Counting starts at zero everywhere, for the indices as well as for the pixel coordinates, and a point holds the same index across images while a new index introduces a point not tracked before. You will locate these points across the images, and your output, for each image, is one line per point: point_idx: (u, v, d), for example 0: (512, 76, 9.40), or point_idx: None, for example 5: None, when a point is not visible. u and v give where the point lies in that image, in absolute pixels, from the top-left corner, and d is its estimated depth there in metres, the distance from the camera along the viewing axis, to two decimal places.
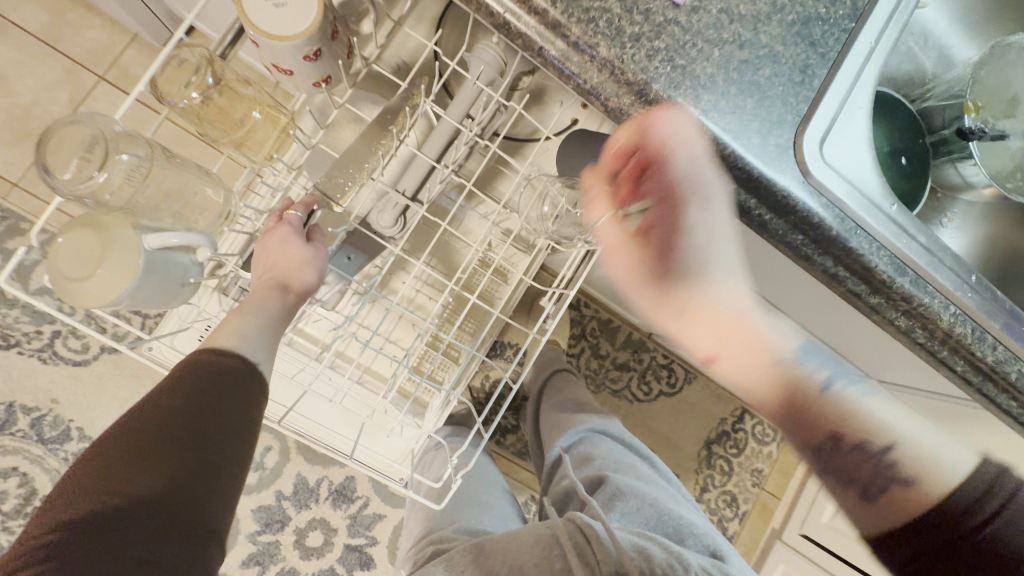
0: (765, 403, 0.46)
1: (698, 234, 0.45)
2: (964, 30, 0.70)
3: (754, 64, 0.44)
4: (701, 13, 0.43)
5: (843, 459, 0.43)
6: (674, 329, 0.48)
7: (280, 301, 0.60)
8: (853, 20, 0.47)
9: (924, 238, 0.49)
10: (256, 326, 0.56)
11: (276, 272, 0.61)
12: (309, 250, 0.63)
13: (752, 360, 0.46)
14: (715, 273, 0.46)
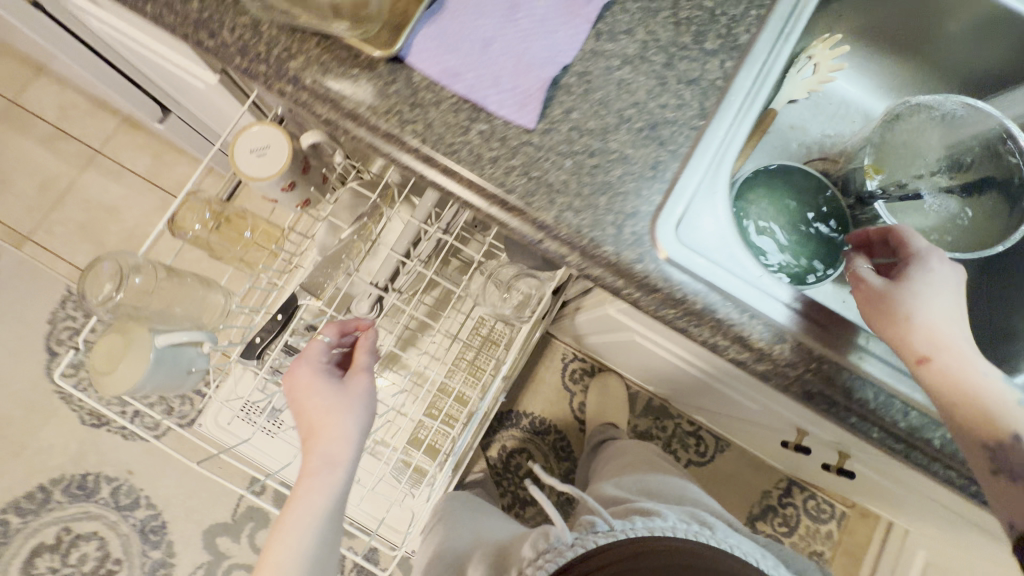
0: (966, 410, 0.43)
1: (949, 287, 0.47)
2: (882, 94, 0.73)
3: (605, 167, 0.52)
4: (553, 132, 0.52)
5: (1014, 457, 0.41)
6: (919, 326, 0.45)
7: (326, 480, 0.58)
8: (702, 118, 0.54)
9: (801, 306, 0.50)
10: (308, 527, 0.56)
11: (318, 439, 0.61)
12: (344, 402, 0.63)
13: (979, 374, 0.43)
14: (957, 306, 0.46)
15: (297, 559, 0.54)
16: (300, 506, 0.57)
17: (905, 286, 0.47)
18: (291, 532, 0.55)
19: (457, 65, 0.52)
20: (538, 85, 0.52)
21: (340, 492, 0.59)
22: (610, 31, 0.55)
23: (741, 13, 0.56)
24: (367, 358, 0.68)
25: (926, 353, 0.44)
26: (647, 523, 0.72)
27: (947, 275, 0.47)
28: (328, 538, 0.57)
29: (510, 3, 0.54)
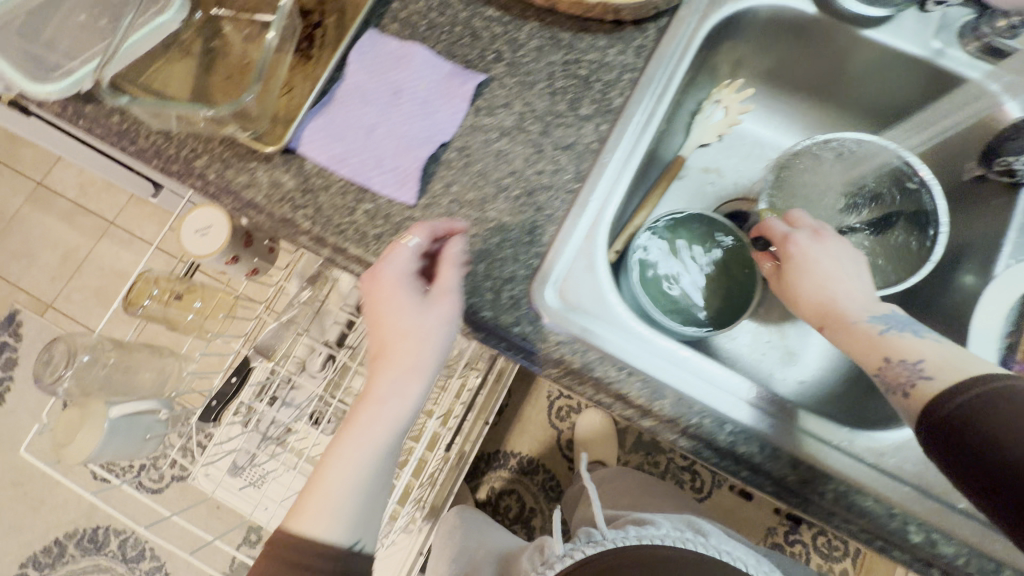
0: (855, 352, 0.48)
1: (822, 250, 0.53)
2: (795, 131, 0.74)
3: (483, 236, 0.55)
4: (434, 206, 0.55)
5: (894, 379, 0.44)
6: (796, 297, 0.53)
7: (386, 412, 0.48)
8: (578, 181, 0.56)
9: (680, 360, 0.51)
10: (349, 468, 0.48)
11: (399, 368, 0.49)
12: (425, 325, 0.49)
13: (849, 319, 0.49)
14: (831, 264, 0.52)
15: (352, 498, 0.48)
16: (347, 444, 0.48)
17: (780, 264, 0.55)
18: (330, 472, 0.48)
19: (343, 151, 0.56)
20: (418, 164, 0.56)
21: (400, 425, 0.49)
22: (489, 106, 0.58)
23: (615, 77, 0.59)
24: (458, 273, 0.50)
25: (809, 317, 0.52)
26: (639, 531, 0.72)
27: (820, 242, 0.54)
28: (374, 477, 0.48)
29: (393, 89, 0.58)
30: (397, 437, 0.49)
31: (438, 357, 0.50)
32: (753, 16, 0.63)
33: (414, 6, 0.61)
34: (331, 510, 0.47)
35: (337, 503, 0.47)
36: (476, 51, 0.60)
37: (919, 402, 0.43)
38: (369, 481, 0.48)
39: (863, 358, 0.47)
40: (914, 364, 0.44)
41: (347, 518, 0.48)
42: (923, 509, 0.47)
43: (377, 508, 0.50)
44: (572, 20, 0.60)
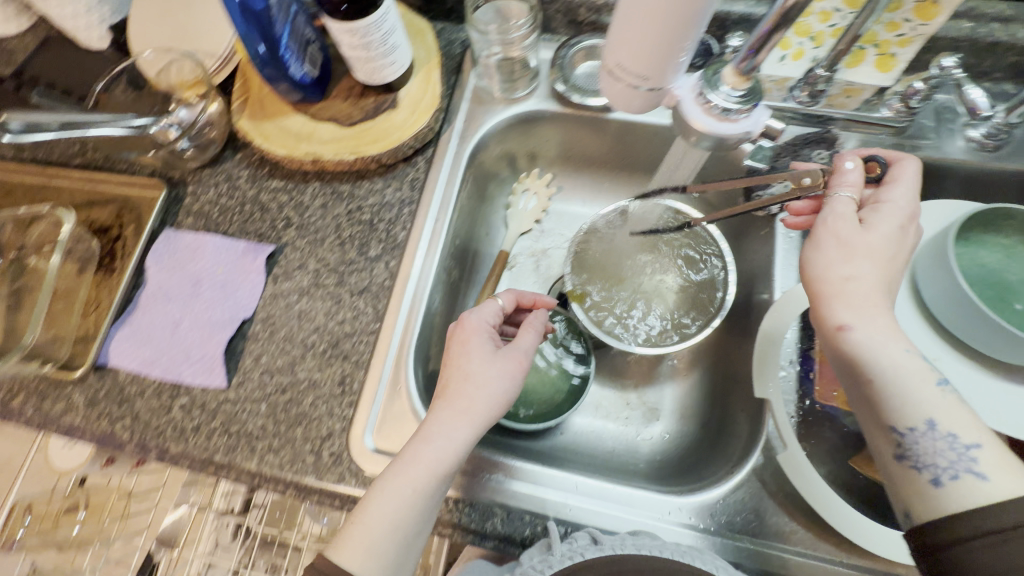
0: (896, 391, 0.39)
1: (882, 237, 0.43)
2: (601, 198, 0.78)
3: (297, 399, 0.56)
4: (246, 382, 0.57)
5: (923, 453, 0.37)
6: (829, 286, 0.43)
7: (432, 451, 0.45)
8: (378, 320, 0.59)
9: (501, 471, 0.53)
10: (395, 507, 0.43)
11: (452, 412, 0.46)
12: (485, 374, 0.48)
13: (899, 349, 0.40)
14: (887, 261, 0.43)
15: (392, 535, 0.43)
16: (391, 477, 0.44)
17: (822, 240, 0.44)
18: (372, 508, 0.43)
19: (152, 352, 0.59)
20: (222, 345, 0.58)
21: (448, 466, 0.45)
22: (286, 271, 0.62)
23: (395, 214, 0.63)
24: (531, 339, 0.53)
25: (843, 320, 0.41)
26: (637, 538, 0.47)
27: (882, 224, 0.44)
28: (421, 522, 0.44)
29: (193, 280, 0.62)
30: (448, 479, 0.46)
31: (506, 406, 0.49)
32: (510, 126, 0.70)
33: (204, 197, 0.66)
34: (376, 545, 0.42)
35: (383, 539, 0.43)
36: (267, 223, 0.64)
37: (946, 497, 0.36)
38: (418, 522, 0.44)
39: (889, 404, 0.39)
40: (953, 443, 0.37)
41: (390, 556, 0.43)
42: (761, 562, 0.47)
43: (419, 546, 0.45)
44: (348, 172, 0.65)
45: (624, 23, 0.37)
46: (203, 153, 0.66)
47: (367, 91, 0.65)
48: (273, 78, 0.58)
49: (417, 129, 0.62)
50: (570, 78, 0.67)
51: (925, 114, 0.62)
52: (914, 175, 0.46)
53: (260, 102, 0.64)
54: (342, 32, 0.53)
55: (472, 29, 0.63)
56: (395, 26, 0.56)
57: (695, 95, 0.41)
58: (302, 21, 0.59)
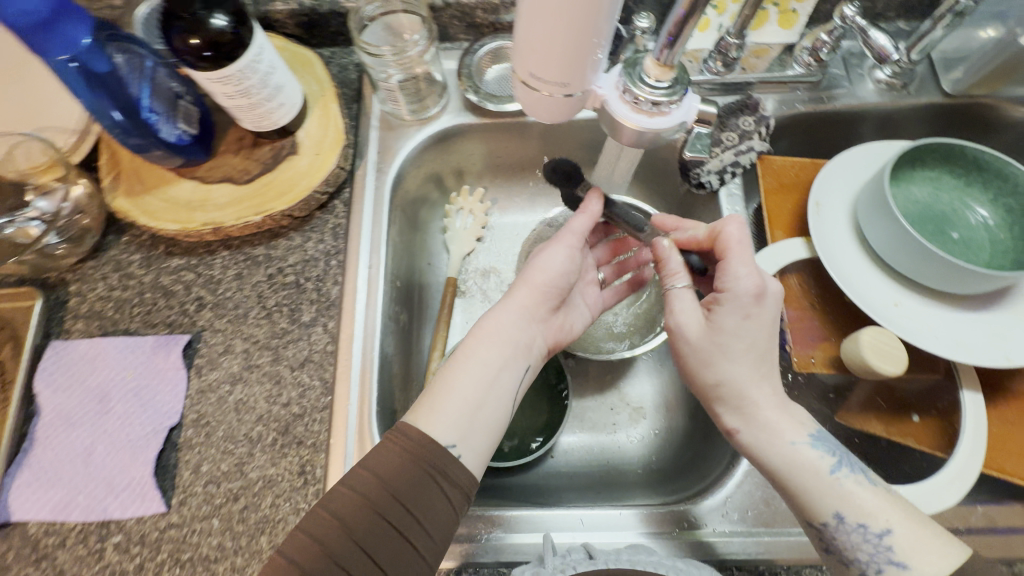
0: (798, 489, 0.42)
1: (726, 334, 0.45)
2: (539, 201, 0.74)
3: (255, 502, 0.49)
4: (190, 499, 0.49)
5: (843, 548, 0.40)
6: (705, 391, 0.47)
7: (499, 316, 0.50)
8: (328, 392, 0.53)
9: (506, 522, 0.49)
10: (460, 376, 0.46)
11: (511, 289, 0.52)
12: (537, 255, 0.54)
13: (786, 444, 0.43)
14: (744, 355, 0.45)
15: (459, 397, 0.45)
16: (457, 351, 0.48)
17: (678, 346, 0.48)
18: (442, 377, 0.46)
19: (65, 493, 0.49)
20: (151, 464, 0.50)
21: (512, 326, 0.50)
22: (209, 360, 0.54)
23: (322, 269, 0.57)
24: (583, 222, 0.55)
25: (732, 426, 0.45)
26: (633, 554, 0.44)
27: (723, 319, 0.45)
28: (483, 391, 0.46)
29: (99, 395, 0.52)
30: (512, 350, 0.49)
31: (559, 278, 0.52)
32: (427, 148, 0.64)
33: (93, 294, 0.56)
34: (445, 404, 0.44)
35: (450, 401, 0.45)
36: (175, 309, 0.56)
37: None
38: (481, 391, 0.46)
39: (801, 502, 0.42)
40: (865, 535, 0.39)
41: (456, 417, 0.44)
42: (787, 553, 0.46)
43: (487, 421, 0.46)
44: (259, 233, 0.58)
45: (529, 31, 0.34)
46: (79, 246, 0.57)
47: (259, 140, 0.57)
48: (142, 146, 0.50)
49: (326, 172, 0.56)
50: (481, 86, 0.63)
51: (834, 64, 0.63)
52: (738, 245, 0.47)
53: (136, 175, 0.56)
54: (212, 82, 0.46)
55: (361, 54, 0.54)
56: (273, 63, 0.49)
57: (619, 93, 0.37)
58: (163, 74, 0.50)
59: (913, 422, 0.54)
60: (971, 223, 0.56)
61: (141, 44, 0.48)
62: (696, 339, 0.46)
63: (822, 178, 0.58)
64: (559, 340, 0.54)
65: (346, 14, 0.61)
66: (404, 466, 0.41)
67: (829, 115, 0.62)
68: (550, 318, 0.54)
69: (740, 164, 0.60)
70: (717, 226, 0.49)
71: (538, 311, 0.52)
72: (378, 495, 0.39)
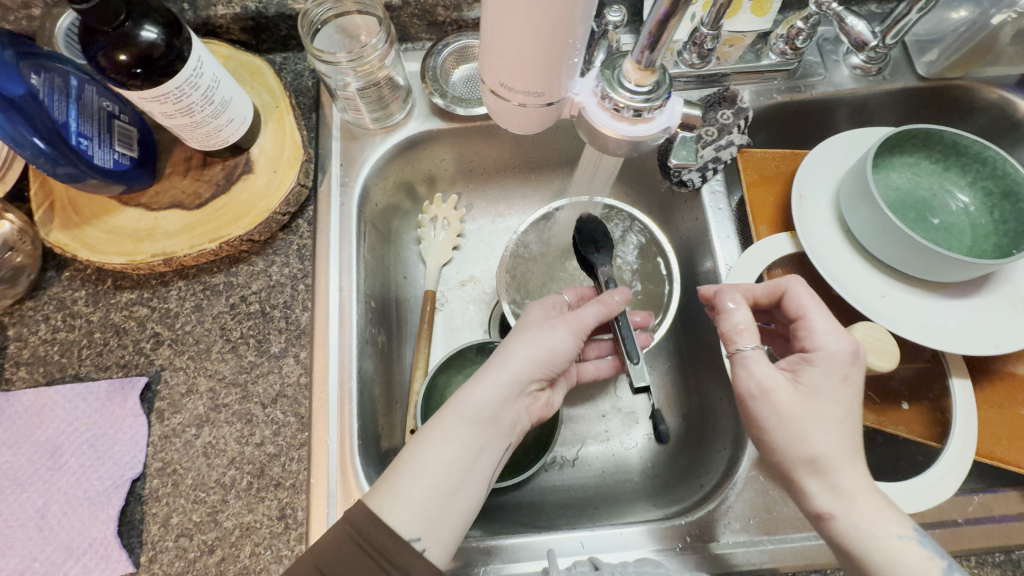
0: None
1: (822, 397, 0.41)
2: (516, 206, 0.72)
3: (233, 553, 0.45)
4: (160, 556, 0.45)
5: None
6: (793, 466, 0.41)
7: (482, 392, 0.44)
8: (305, 428, 0.49)
9: (510, 544, 0.47)
10: (435, 462, 0.40)
11: (499, 357, 0.46)
12: (535, 326, 0.48)
13: (891, 538, 0.38)
14: (840, 424, 0.40)
15: (429, 487, 0.39)
16: (429, 428, 0.42)
17: (761, 412, 0.42)
18: (414, 452, 0.41)
19: (17, 561, 0.44)
20: (114, 521, 0.46)
21: (496, 411, 0.43)
22: (172, 403, 0.50)
23: (289, 295, 0.53)
24: (596, 311, 0.48)
25: (826, 509, 0.40)
26: (639, 564, 0.43)
27: (816, 383, 0.41)
28: (457, 477, 0.40)
29: (49, 449, 0.48)
30: (491, 431, 0.43)
31: (554, 360, 0.47)
32: (393, 157, 0.61)
33: (35, 338, 0.51)
34: (411, 493, 0.39)
35: (416, 484, 0.39)
36: (129, 349, 0.51)
37: None
38: (457, 477, 0.40)
39: None
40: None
41: (424, 504, 0.39)
42: (790, 560, 0.46)
43: (459, 513, 0.40)
44: (217, 260, 0.54)
45: (495, 36, 0.31)
46: (13, 286, 0.51)
47: (209, 159, 0.53)
48: (74, 175, 0.45)
49: (285, 191, 0.52)
50: (447, 89, 0.60)
51: (809, 51, 0.61)
52: (813, 304, 0.45)
53: (73, 205, 0.51)
54: (147, 101, 0.41)
55: (315, 62, 0.50)
56: (217, 76, 0.45)
57: (597, 99, 0.35)
58: (92, 92, 0.46)
59: (902, 409, 0.53)
60: (951, 209, 0.56)
61: (64, 62, 0.44)
62: (789, 407, 0.41)
63: (804, 170, 0.57)
64: (541, 416, 0.49)
65: (295, 17, 0.56)
66: (350, 555, 0.37)
67: (806, 104, 0.61)
68: (536, 394, 0.48)
69: (721, 161, 0.58)
70: (780, 283, 0.47)
71: (526, 384, 0.46)
72: None
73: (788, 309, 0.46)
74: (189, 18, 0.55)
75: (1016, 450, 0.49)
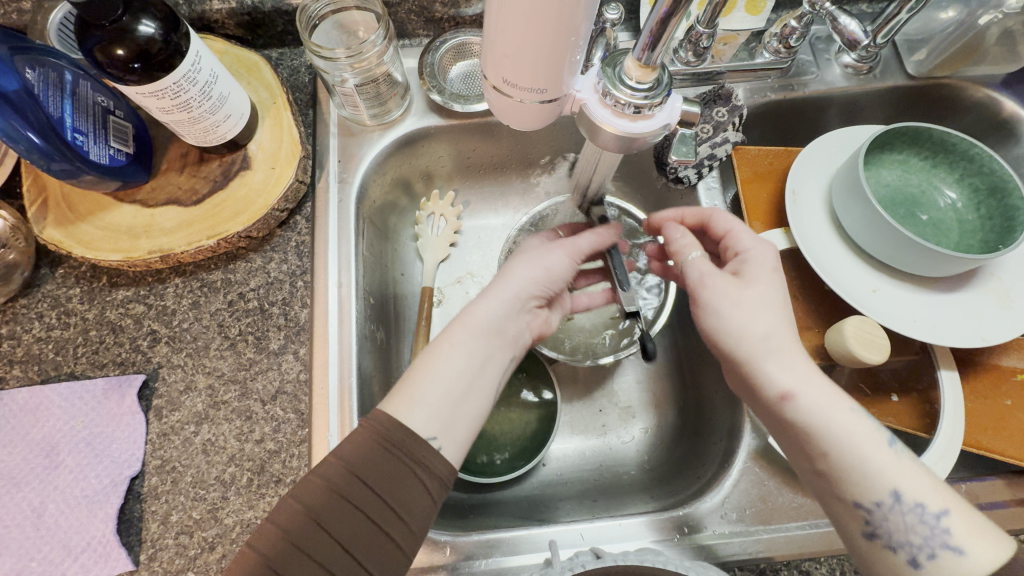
0: (854, 457, 0.37)
1: (763, 286, 0.43)
2: (513, 203, 0.72)
3: (234, 549, 0.45)
4: (160, 554, 0.45)
5: (896, 531, 0.37)
6: (748, 354, 0.41)
7: (491, 305, 0.44)
8: (306, 424, 0.49)
9: (512, 535, 0.48)
10: (448, 369, 0.40)
11: (501, 276, 0.46)
12: (537, 248, 0.49)
13: (844, 411, 0.38)
14: (781, 307, 0.42)
15: (445, 392, 0.39)
16: (442, 340, 0.42)
17: (711, 304, 0.43)
18: (429, 363, 0.40)
19: (14, 561, 0.44)
20: (112, 519, 0.46)
21: (507, 321, 0.44)
22: (170, 401, 0.49)
23: (288, 292, 0.53)
24: (592, 239, 0.50)
25: (785, 388, 0.39)
26: (640, 553, 0.44)
27: (754, 275, 0.44)
28: (468, 381, 0.40)
29: (45, 448, 0.47)
30: (499, 340, 0.43)
31: (554, 278, 0.48)
32: (391, 154, 0.61)
33: (28, 336, 0.51)
34: (432, 397, 0.39)
35: (432, 393, 0.39)
36: (126, 346, 0.51)
37: None
38: (467, 385, 0.41)
39: (855, 479, 0.37)
40: (925, 512, 0.36)
41: (437, 406, 0.39)
42: (785, 548, 0.47)
43: (468, 418, 0.40)
44: (215, 257, 0.53)
45: (500, 32, 0.31)
46: (7, 284, 0.51)
47: (206, 155, 0.52)
48: (71, 172, 0.45)
49: (284, 188, 0.51)
50: (445, 86, 0.60)
51: (802, 50, 0.62)
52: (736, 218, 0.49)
53: (66, 201, 0.50)
54: (144, 96, 0.41)
55: (313, 58, 0.50)
56: (215, 72, 0.44)
57: (599, 96, 0.35)
58: (86, 87, 0.45)
59: (892, 401, 0.55)
60: (940, 206, 0.57)
61: (57, 56, 0.43)
62: (737, 295, 0.42)
63: (798, 168, 0.58)
64: (542, 334, 0.50)
65: (292, 13, 0.56)
66: (377, 454, 0.37)
67: (799, 102, 0.62)
68: (537, 312, 0.49)
69: (717, 157, 0.59)
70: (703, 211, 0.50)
71: (528, 300, 0.46)
72: (352, 491, 0.35)
73: (717, 228, 0.48)
74: (185, 13, 0.55)
75: (1001, 440, 0.50)
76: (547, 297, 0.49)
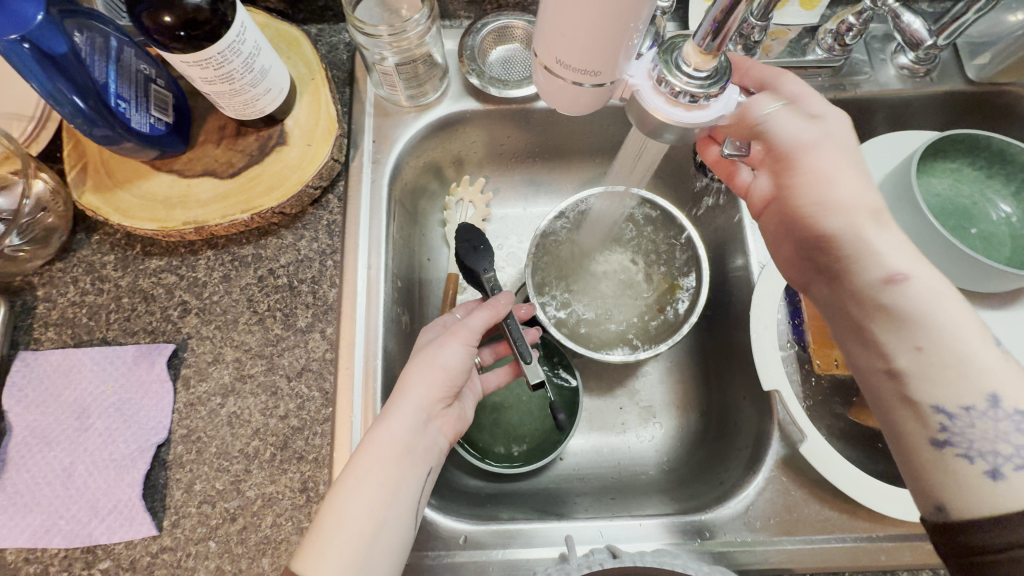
0: (948, 339, 0.34)
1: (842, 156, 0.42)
2: (544, 192, 0.71)
3: (255, 520, 0.46)
4: (183, 521, 0.46)
5: (982, 435, 0.33)
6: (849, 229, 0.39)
7: (389, 426, 0.43)
8: (329, 403, 0.49)
9: (528, 529, 0.48)
10: (356, 507, 0.40)
11: (400, 388, 0.45)
12: (427, 348, 0.48)
13: (956, 301, 0.36)
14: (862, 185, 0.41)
15: (358, 531, 0.39)
16: (349, 472, 0.41)
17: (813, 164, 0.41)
18: (339, 503, 0.40)
19: (44, 518, 0.45)
20: (138, 484, 0.46)
21: (411, 437, 0.43)
22: (198, 370, 0.50)
23: (317, 270, 0.53)
24: (484, 317, 0.49)
25: (891, 272, 0.37)
26: (658, 556, 0.43)
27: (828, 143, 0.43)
28: (381, 515, 0.40)
29: (76, 410, 0.48)
30: (407, 460, 0.43)
31: (454, 376, 0.47)
32: (427, 136, 0.60)
33: (63, 299, 0.52)
34: (342, 547, 0.38)
35: (341, 537, 0.38)
36: (157, 315, 0.51)
37: (1004, 489, 0.31)
38: (380, 516, 0.40)
39: (947, 374, 0.34)
40: (1017, 419, 0.33)
41: (350, 552, 0.38)
42: (808, 560, 0.46)
43: (389, 545, 0.40)
44: (247, 232, 0.53)
45: (559, 9, 0.30)
46: (45, 246, 0.52)
47: (243, 128, 0.52)
48: (111, 138, 0.45)
49: (318, 165, 0.51)
50: (484, 70, 0.59)
51: (855, 49, 0.60)
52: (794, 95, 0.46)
53: (105, 167, 0.50)
54: (188, 66, 0.41)
55: (355, 35, 0.49)
56: (258, 44, 0.44)
57: (653, 82, 0.34)
58: (130, 54, 0.45)
59: None
60: (992, 219, 0.55)
61: (104, 21, 0.43)
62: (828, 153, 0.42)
63: None
64: (457, 431, 0.49)
65: None
66: None
67: (850, 102, 0.60)
68: (446, 410, 0.48)
69: None
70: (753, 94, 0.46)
71: (432, 407, 0.46)
72: None
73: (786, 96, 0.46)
74: None
75: None
76: (453, 394, 0.48)
